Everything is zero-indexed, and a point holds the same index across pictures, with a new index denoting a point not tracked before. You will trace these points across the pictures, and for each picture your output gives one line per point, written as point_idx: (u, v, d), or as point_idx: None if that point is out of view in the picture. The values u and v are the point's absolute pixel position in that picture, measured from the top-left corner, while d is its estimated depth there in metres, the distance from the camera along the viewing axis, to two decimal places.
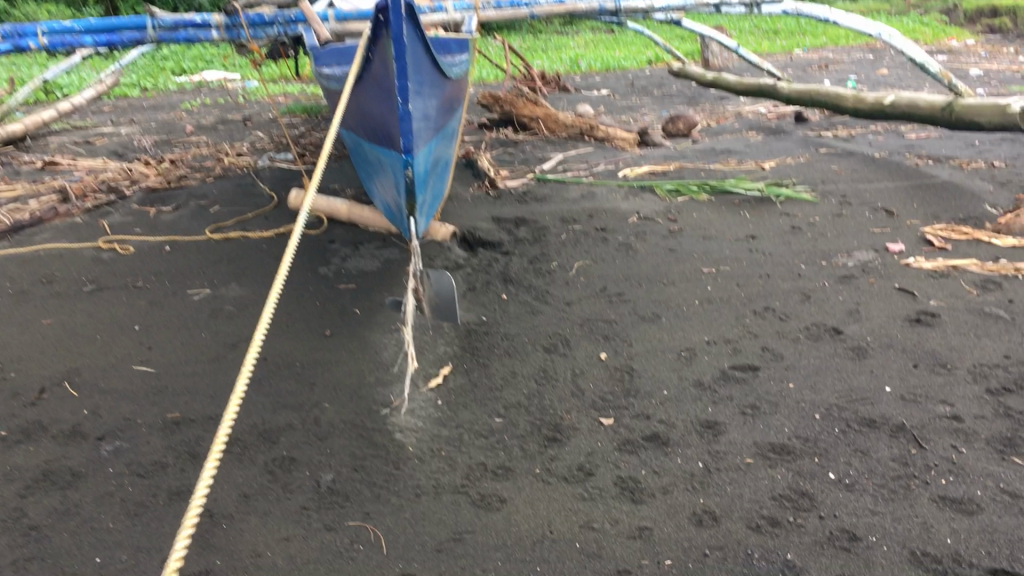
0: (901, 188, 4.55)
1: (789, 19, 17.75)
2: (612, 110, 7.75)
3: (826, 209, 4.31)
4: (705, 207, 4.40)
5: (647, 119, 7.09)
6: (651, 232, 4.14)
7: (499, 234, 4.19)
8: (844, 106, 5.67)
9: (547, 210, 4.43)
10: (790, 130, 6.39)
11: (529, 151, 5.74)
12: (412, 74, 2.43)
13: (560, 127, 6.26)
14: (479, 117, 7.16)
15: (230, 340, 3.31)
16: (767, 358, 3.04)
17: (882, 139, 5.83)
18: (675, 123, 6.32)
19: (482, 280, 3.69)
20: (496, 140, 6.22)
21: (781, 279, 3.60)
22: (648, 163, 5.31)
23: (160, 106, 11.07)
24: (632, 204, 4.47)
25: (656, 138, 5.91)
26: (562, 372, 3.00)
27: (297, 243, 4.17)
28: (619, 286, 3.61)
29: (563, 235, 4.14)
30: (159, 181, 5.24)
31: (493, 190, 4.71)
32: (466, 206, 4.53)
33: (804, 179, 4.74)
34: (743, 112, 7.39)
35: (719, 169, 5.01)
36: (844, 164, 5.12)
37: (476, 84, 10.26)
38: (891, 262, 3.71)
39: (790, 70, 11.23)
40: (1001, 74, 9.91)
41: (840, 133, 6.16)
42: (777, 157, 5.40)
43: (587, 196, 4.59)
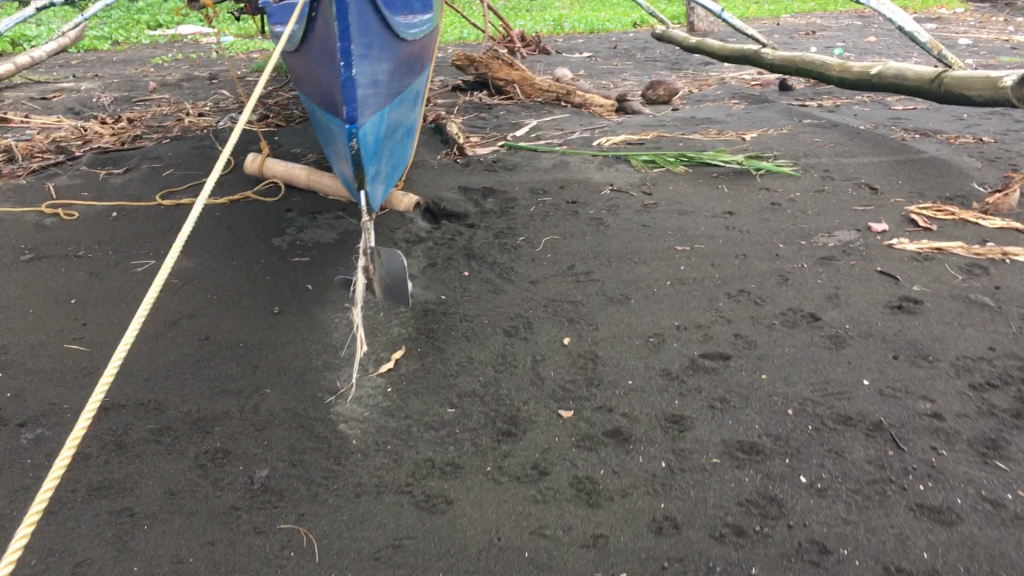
0: (887, 163, 4.37)
1: None
2: (592, 74, 7.51)
3: (807, 184, 4.12)
4: (682, 180, 4.21)
5: (629, 84, 6.86)
6: (624, 205, 3.95)
7: (464, 205, 3.98)
8: (830, 75, 5.46)
9: (516, 180, 4.22)
10: (774, 99, 6.19)
11: (503, 117, 5.52)
12: (356, 36, 2.20)
13: (536, 92, 6.03)
14: (454, 79, 6.90)
15: (171, 316, 3.10)
16: (739, 346, 2.87)
17: (869, 110, 5.64)
18: (656, 90, 6.10)
19: (443, 256, 3.49)
20: (469, 104, 5.99)
21: (759, 260, 3.43)
22: (625, 131, 5.10)
23: (130, 60, 10.73)
24: (606, 175, 4.27)
25: (635, 105, 5.69)
26: (522, 358, 2.82)
27: (251, 211, 3.95)
28: (587, 264, 3.42)
29: (532, 208, 3.94)
30: (113, 141, 4.99)
31: (462, 158, 4.50)
32: (432, 174, 4.32)
33: (786, 152, 4.55)
34: (728, 78, 7.17)
35: (698, 140, 4.81)
36: (829, 136, 4.92)
37: (456, 44, 9.97)
38: (873, 243, 3.54)
39: (777, 35, 10.99)
40: (991, 43, 9.70)
41: (825, 103, 5.97)
42: (759, 128, 5.20)
43: (559, 166, 4.39)
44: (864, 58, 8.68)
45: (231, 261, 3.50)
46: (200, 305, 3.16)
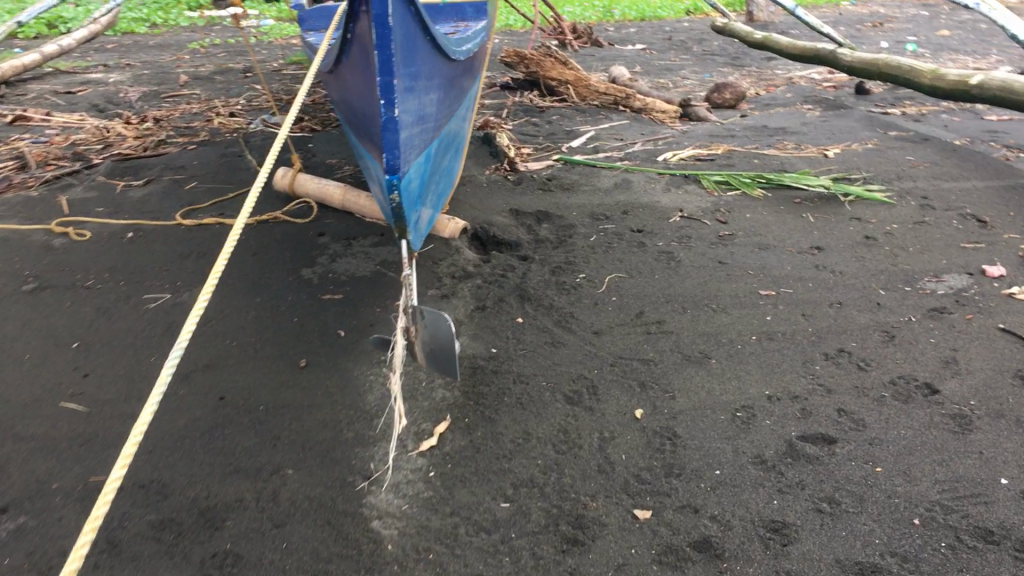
0: (993, 188, 3.87)
1: None
2: (649, 72, 7.03)
3: (903, 214, 3.65)
4: (761, 206, 3.75)
5: (689, 85, 6.39)
6: (696, 236, 3.51)
7: (516, 233, 3.57)
8: (919, 83, 4.95)
9: (574, 202, 3.79)
10: (850, 105, 5.68)
11: (556, 124, 5.08)
12: (400, 67, 1.79)
13: (592, 95, 5.58)
14: (502, 76, 6.47)
15: (185, 369, 2.71)
16: (845, 426, 2.43)
17: (959, 120, 5.13)
18: (721, 94, 5.63)
19: (494, 296, 3.08)
20: (519, 107, 5.56)
21: (857, 310, 2.98)
22: (691, 144, 4.64)
23: (166, 45, 10.40)
24: (674, 198, 3.82)
25: (700, 111, 5.22)
26: (587, 436, 2.40)
27: (280, 235, 3.56)
28: (659, 311, 2.99)
29: (592, 238, 3.50)
30: (135, 146, 4.63)
31: (513, 175, 4.08)
32: (480, 193, 3.90)
33: (876, 172, 4.07)
34: (796, 79, 6.66)
35: (774, 155, 4.34)
36: (921, 152, 4.43)
37: (502, 34, 9.53)
38: (990, 292, 3.07)
39: (841, 28, 10.39)
40: None
41: (909, 111, 5.44)
42: (840, 140, 4.71)
43: (622, 186, 3.94)
44: (940, 56, 8.10)
45: (255, 297, 3.11)
46: (218, 355, 2.77)
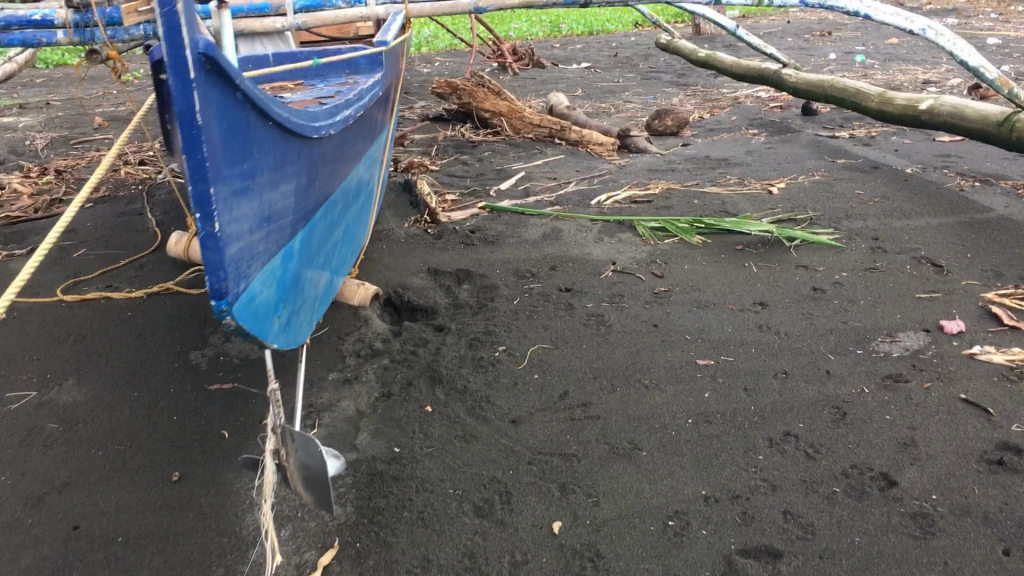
0: (948, 225, 3.61)
1: None
2: (590, 95, 6.75)
3: (853, 261, 3.37)
4: (700, 255, 3.46)
5: (631, 110, 6.11)
6: (630, 294, 3.20)
7: (433, 298, 3.24)
8: (866, 107, 4.69)
9: (498, 258, 3.47)
10: (798, 128, 5.42)
11: (487, 162, 4.76)
12: (221, 169, 1.43)
13: (527, 127, 5.27)
14: (435, 107, 6.14)
15: (38, 489, 2.34)
16: (792, 534, 2.10)
17: (910, 143, 4.89)
18: (662, 120, 5.35)
19: (401, 379, 2.74)
20: (450, 143, 5.23)
21: (804, 380, 2.68)
22: (629, 181, 4.34)
23: (93, 78, 9.95)
24: (607, 249, 3.51)
25: (639, 141, 4.94)
26: (497, 561, 2.06)
27: (171, 311, 3.20)
28: (585, 391, 2.68)
29: (515, 301, 3.18)
30: (26, 205, 4.23)
31: (434, 227, 3.75)
32: (396, 251, 3.56)
33: (824, 210, 3.79)
34: (742, 99, 6.41)
35: (716, 193, 4.05)
36: (871, 183, 4.16)
37: (443, 56, 9.21)
38: (948, 352, 2.79)
39: (789, 38, 10.20)
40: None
41: (858, 134, 5.19)
42: (786, 171, 4.44)
43: (551, 237, 3.62)
44: (889, 67, 7.90)
45: (132, 390, 2.75)
46: (78, 469, 2.40)
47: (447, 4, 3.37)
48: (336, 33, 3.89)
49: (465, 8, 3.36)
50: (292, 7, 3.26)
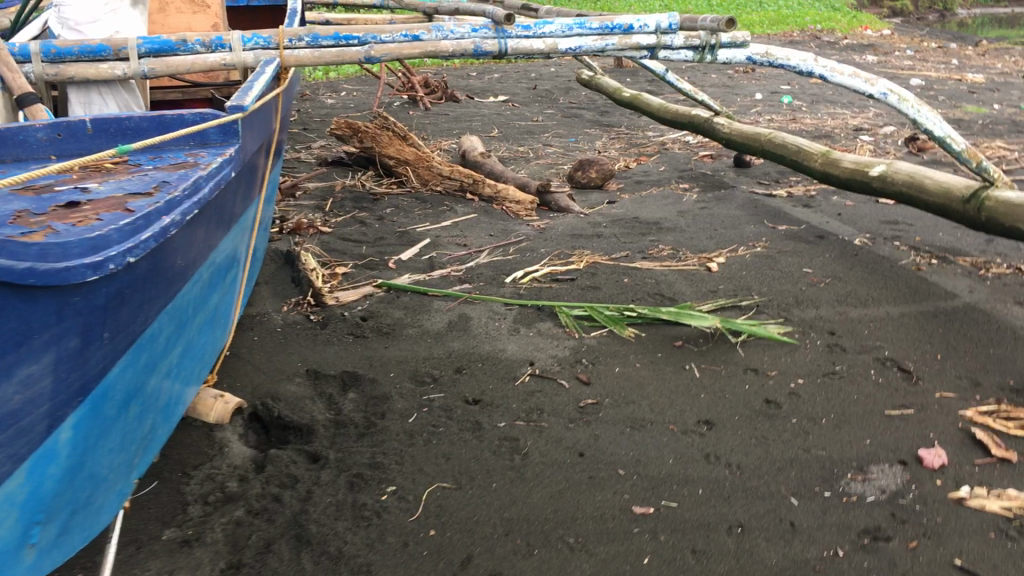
0: (910, 316, 3.16)
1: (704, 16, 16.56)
2: (507, 137, 6.22)
3: (809, 362, 2.89)
4: (633, 354, 2.93)
5: (551, 158, 5.61)
6: (550, 408, 2.65)
7: (309, 413, 2.62)
8: (809, 165, 4.26)
9: (393, 357, 2.88)
10: (731, 184, 4.99)
11: (389, 221, 4.18)
12: None
13: (435, 178, 4.69)
14: (335, 149, 5.53)
15: None
16: None
17: (853, 206, 4.49)
18: (585, 172, 4.87)
19: (257, 541, 2.12)
20: (348, 195, 4.63)
21: (766, 536, 2.15)
22: (548, 249, 3.81)
23: None
24: (523, 345, 2.96)
25: (559, 199, 4.42)
26: None
27: None
28: (494, 558, 2.08)
29: (411, 420, 2.59)
30: None
31: (318, 312, 3.14)
32: (270, 346, 2.94)
33: (771, 294, 3.32)
34: (669, 146, 5.97)
35: (648, 269, 3.54)
36: (818, 257, 3.72)
37: (350, 84, 8.59)
38: (933, 494, 2.29)
39: (713, 74, 9.88)
40: (950, 97, 8.73)
41: (795, 193, 4.78)
42: (725, 239, 3.97)
43: (457, 328, 3.05)
44: (816, 110, 7.59)
45: None
46: None
47: (333, 51, 2.74)
48: (202, 78, 3.30)
49: (355, 57, 2.74)
50: (138, 50, 2.63)
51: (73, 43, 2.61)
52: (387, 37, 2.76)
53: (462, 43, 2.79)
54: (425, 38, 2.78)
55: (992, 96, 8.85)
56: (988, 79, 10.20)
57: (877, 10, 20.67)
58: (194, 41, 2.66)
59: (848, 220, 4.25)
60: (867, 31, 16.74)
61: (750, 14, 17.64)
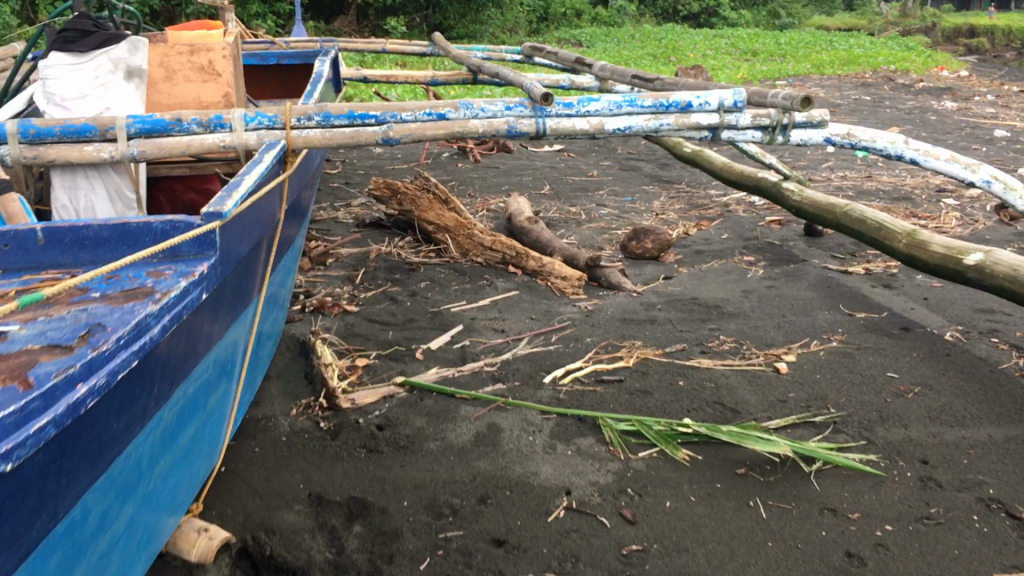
0: (1016, 442, 2.68)
1: (771, 56, 16.08)
2: (559, 195, 5.86)
3: (897, 502, 2.42)
4: (687, 483, 2.50)
5: (605, 221, 5.22)
6: (588, 556, 2.22)
7: (305, 551, 2.23)
8: (890, 245, 3.81)
9: (409, 479, 2.50)
10: (801, 257, 4.55)
11: (422, 299, 3.83)
12: None
13: (476, 248, 4.32)
14: (375, 209, 5.23)
15: None
16: None
17: (940, 290, 4.02)
18: (640, 241, 4.48)
19: None
20: (382, 264, 4.30)
21: None
22: (595, 339, 3.42)
23: None
24: (559, 468, 2.56)
25: (610, 276, 4.03)
26: None
27: None
28: None
29: (423, 566, 2.18)
30: None
31: (329, 417, 2.78)
32: (270, 462, 2.57)
33: (850, 407, 2.88)
34: (733, 208, 5.54)
35: (707, 368, 3.12)
36: (903, 357, 3.26)
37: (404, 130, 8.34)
38: None
39: None
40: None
41: (874, 270, 4.31)
42: (795, 329, 3.54)
43: (485, 444, 2.66)
44: (893, 167, 7.09)
45: None
46: None
47: (347, 130, 2.45)
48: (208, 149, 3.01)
49: (371, 137, 2.47)
50: (127, 130, 2.32)
51: (55, 121, 2.28)
52: (409, 116, 2.50)
53: (494, 123, 2.50)
54: (451, 116, 2.50)
55: None
56: None
57: (951, 47, 19.89)
58: (190, 121, 2.37)
59: (935, 309, 3.77)
60: (942, 71, 16.06)
61: (818, 53, 17.10)
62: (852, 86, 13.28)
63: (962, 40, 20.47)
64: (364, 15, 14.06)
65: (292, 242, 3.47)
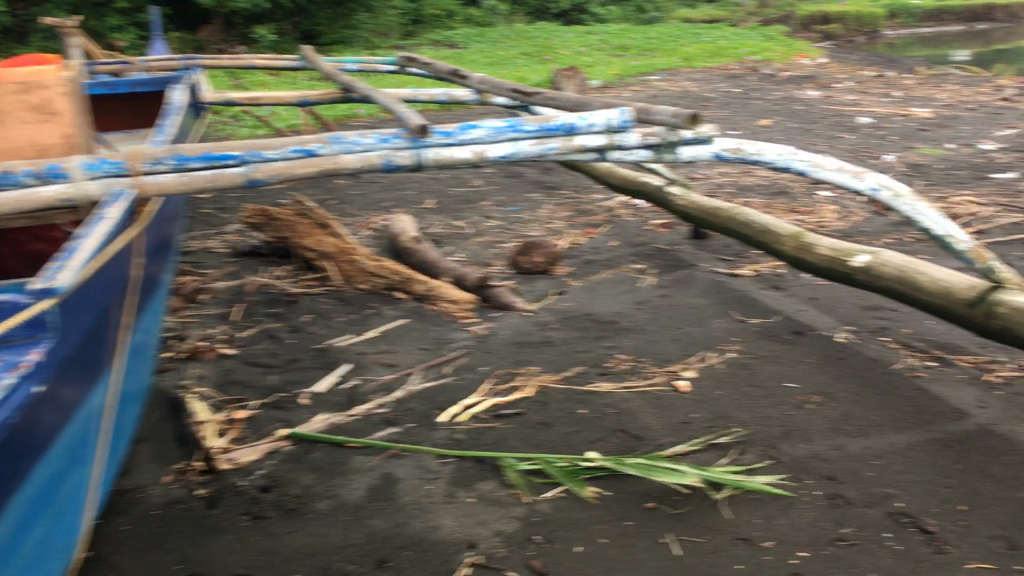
0: (918, 449, 2.67)
1: (643, 51, 16.25)
2: (443, 208, 5.69)
3: (809, 525, 2.36)
4: (596, 523, 2.38)
5: (492, 234, 5.09)
6: None
7: None
8: (777, 248, 3.80)
9: (298, 546, 2.30)
10: (691, 261, 4.51)
11: (305, 335, 3.61)
12: None
13: (360, 274, 4.12)
14: (250, 236, 4.96)
15: None
16: None
17: (827, 289, 4.04)
18: (530, 255, 4.36)
19: None
20: (260, 297, 4.05)
21: None
22: (489, 367, 3.27)
23: None
24: (461, 519, 2.40)
25: (500, 295, 3.90)
26: None
27: None
28: None
29: None
30: None
31: (207, 482, 2.55)
32: (142, 541, 2.33)
33: (754, 424, 2.82)
34: (619, 213, 5.49)
35: (607, 393, 3.02)
36: (800, 364, 3.23)
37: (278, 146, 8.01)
38: None
39: None
40: (902, 136, 8.36)
41: (762, 271, 4.31)
42: (691, 341, 3.47)
43: (380, 498, 2.48)
44: None
45: None
46: None
47: (205, 173, 2.29)
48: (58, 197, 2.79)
49: (233, 179, 2.31)
50: None
51: None
52: (275, 153, 2.34)
53: (367, 157, 2.38)
54: (321, 152, 2.36)
55: (944, 133, 8.50)
56: (936, 112, 9.87)
57: (811, 34, 20.55)
58: (21, 172, 2.13)
59: (825, 310, 3.78)
60: (804, 59, 16.53)
61: (687, 46, 17.39)
62: (721, 78, 13.51)
63: (820, 27, 21.17)
64: (229, 23, 13.54)
65: (160, 283, 3.23)
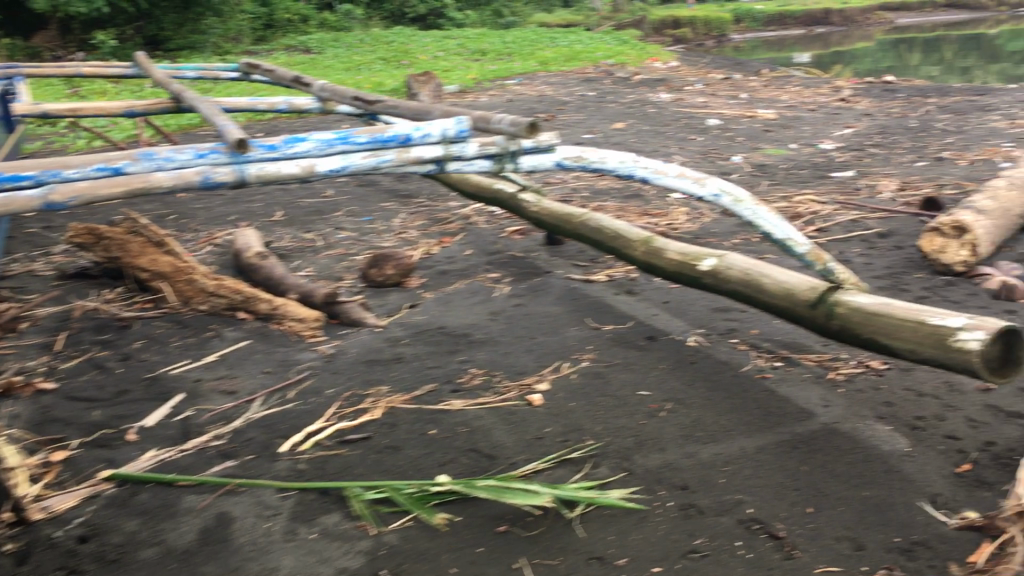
0: (766, 451, 2.68)
1: (499, 55, 16.29)
2: (292, 220, 5.47)
3: (662, 538, 2.32)
4: (446, 551, 2.27)
5: (343, 246, 4.92)
6: None
7: None
8: (627, 253, 3.79)
9: None
10: (545, 268, 4.47)
11: (136, 363, 3.36)
12: None
13: (198, 295, 3.87)
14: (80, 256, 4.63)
15: None
16: None
17: (679, 292, 4.06)
18: (381, 267, 4.22)
19: None
20: (88, 323, 3.76)
21: None
22: (336, 389, 3.12)
23: None
24: (301, 558, 2.24)
25: (349, 312, 3.74)
26: None
27: None
28: None
29: None
30: None
31: (15, 536, 2.31)
32: None
33: (607, 435, 2.77)
34: (474, 220, 5.41)
35: (459, 411, 2.92)
36: (652, 370, 3.22)
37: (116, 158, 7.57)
38: None
39: None
40: (748, 137, 8.62)
41: (616, 276, 4.31)
42: (545, 351, 3.42)
43: (212, 541, 2.30)
44: None
45: None
46: None
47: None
48: None
49: (28, 203, 2.20)
50: None
51: None
52: (76, 173, 2.27)
53: (180, 175, 2.34)
54: (129, 170, 2.32)
55: (787, 133, 8.82)
56: (779, 112, 10.25)
57: (662, 38, 21.10)
58: None
59: (676, 314, 3.79)
60: (655, 63, 16.93)
61: (543, 50, 17.54)
62: (577, 82, 13.67)
63: (670, 31, 21.76)
64: (65, 28, 12.81)
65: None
